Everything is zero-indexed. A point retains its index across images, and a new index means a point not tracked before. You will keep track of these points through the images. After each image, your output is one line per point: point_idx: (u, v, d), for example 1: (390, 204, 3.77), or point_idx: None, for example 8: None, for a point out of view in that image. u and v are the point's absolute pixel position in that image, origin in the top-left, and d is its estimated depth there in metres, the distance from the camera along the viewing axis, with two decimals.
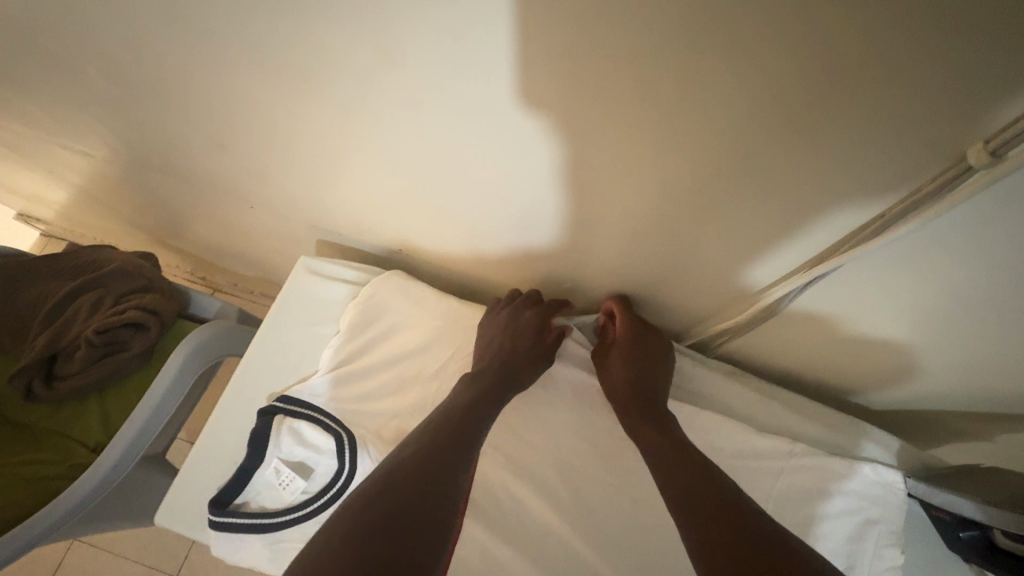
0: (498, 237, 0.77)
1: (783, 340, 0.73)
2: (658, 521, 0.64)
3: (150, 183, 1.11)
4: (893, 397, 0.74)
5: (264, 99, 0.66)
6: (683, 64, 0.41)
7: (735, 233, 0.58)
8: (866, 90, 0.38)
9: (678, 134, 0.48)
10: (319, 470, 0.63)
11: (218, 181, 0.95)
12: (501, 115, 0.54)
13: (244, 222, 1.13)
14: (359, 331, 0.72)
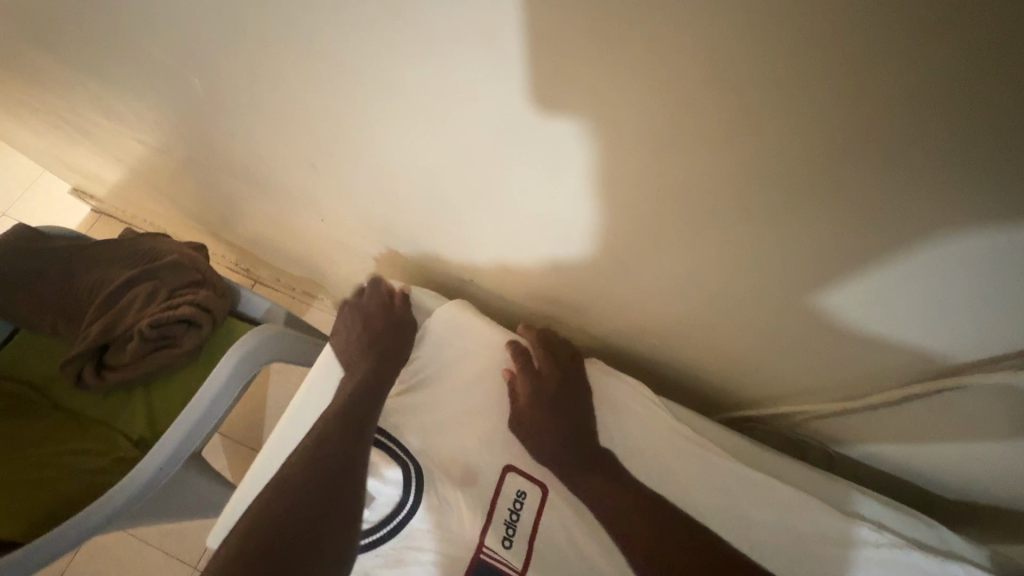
0: (576, 281, 0.73)
1: (873, 420, 0.68)
2: None
3: (211, 179, 1.11)
4: (942, 458, 0.67)
5: (355, 119, 0.64)
6: (854, 142, 0.37)
7: (857, 312, 0.54)
8: (986, 142, 0.33)
9: (801, 195, 0.44)
10: (381, 500, 0.61)
11: (284, 188, 0.94)
12: (617, 172, 0.51)
13: (299, 226, 1.12)
14: (429, 356, 0.69)
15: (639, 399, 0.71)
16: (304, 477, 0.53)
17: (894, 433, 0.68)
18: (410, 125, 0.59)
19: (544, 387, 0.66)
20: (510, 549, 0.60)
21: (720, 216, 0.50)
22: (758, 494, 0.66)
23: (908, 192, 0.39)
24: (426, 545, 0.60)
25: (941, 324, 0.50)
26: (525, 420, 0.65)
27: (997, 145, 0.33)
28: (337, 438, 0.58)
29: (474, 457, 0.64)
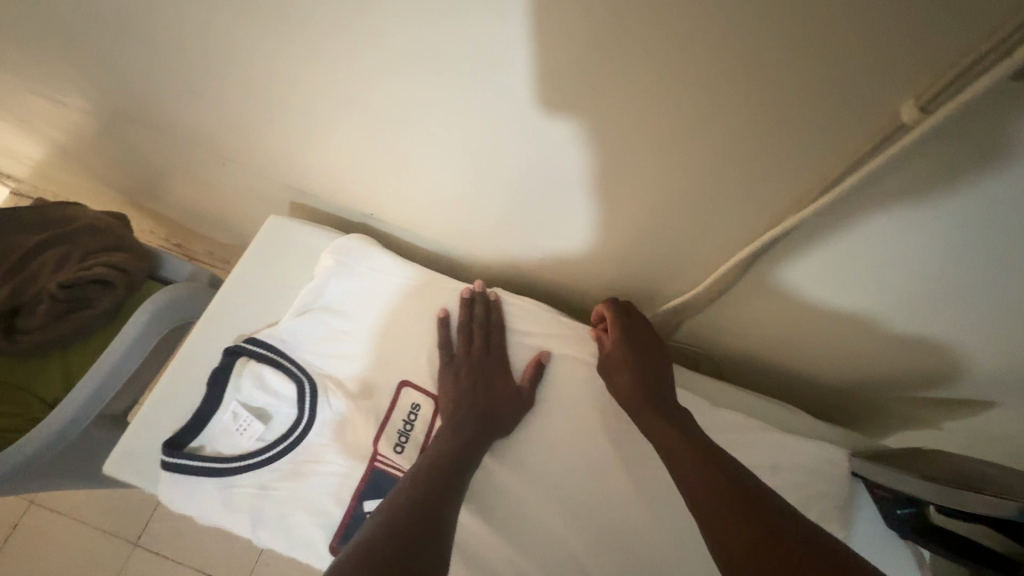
0: (472, 225, 0.74)
1: (745, 334, 0.72)
2: (613, 484, 0.65)
3: (114, 134, 1.06)
4: (812, 362, 0.72)
5: (226, 60, 0.63)
6: (673, 41, 0.37)
7: (710, 222, 0.54)
8: (774, 44, 0.35)
9: (637, 109, 0.44)
10: (278, 418, 0.63)
11: (182, 134, 0.91)
12: (473, 95, 0.50)
13: (210, 180, 1.09)
14: (332, 282, 0.70)
15: (536, 313, 0.71)
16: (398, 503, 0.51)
17: (797, 342, 0.69)
18: (278, 58, 0.58)
19: (487, 367, 0.66)
20: (402, 455, 0.63)
21: (575, 136, 0.50)
22: None
23: (729, 93, 0.39)
24: (324, 457, 0.62)
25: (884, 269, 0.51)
26: (612, 378, 0.64)
27: (789, 40, 0.34)
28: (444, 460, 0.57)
29: (373, 372, 0.67)
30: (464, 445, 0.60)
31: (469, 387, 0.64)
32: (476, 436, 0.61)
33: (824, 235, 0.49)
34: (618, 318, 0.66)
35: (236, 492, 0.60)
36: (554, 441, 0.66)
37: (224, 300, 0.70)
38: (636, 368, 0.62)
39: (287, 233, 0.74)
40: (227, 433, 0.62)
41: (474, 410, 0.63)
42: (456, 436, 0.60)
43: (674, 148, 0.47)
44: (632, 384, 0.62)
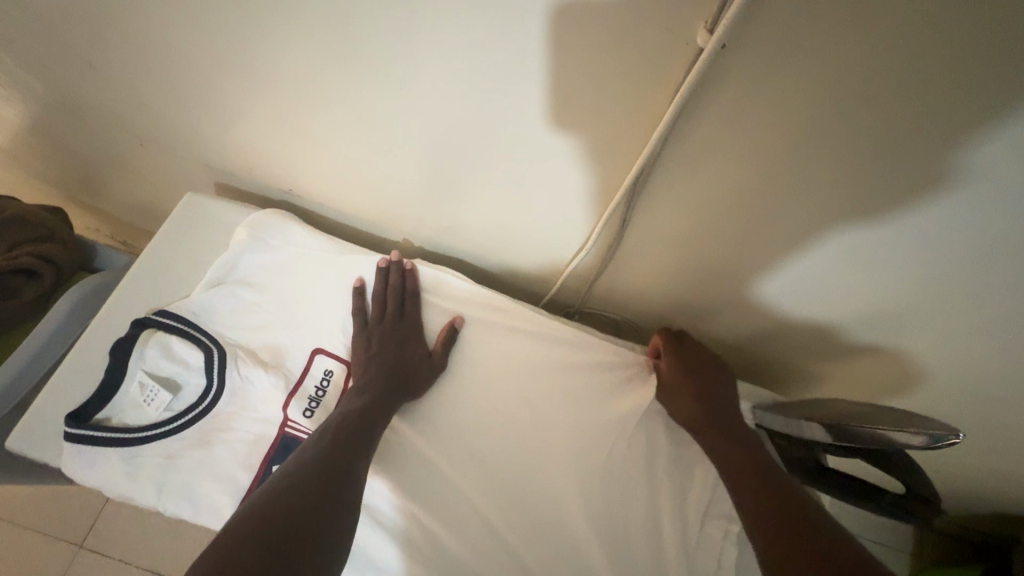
0: (381, 198, 0.75)
1: (653, 295, 0.75)
2: (522, 439, 0.67)
3: (30, 134, 1.04)
4: (718, 319, 0.75)
5: (115, 37, 0.64)
6: None
7: (590, 174, 0.57)
8: None
9: (490, 54, 0.47)
10: (187, 388, 0.63)
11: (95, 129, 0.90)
12: (347, 46, 0.52)
13: (133, 179, 1.07)
14: (245, 253, 0.70)
15: (450, 281, 0.73)
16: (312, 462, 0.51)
17: (702, 300, 0.72)
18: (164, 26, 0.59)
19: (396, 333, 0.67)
20: (310, 419, 0.63)
21: (447, 85, 0.52)
22: (555, 356, 0.70)
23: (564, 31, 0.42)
24: (231, 424, 0.62)
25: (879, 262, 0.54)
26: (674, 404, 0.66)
27: None
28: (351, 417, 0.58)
29: (284, 339, 0.68)
30: (375, 407, 0.60)
31: (385, 352, 0.65)
32: (383, 395, 0.62)
33: (691, 181, 0.53)
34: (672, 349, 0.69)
35: (141, 461, 0.60)
36: (464, 402, 0.68)
37: (135, 277, 0.70)
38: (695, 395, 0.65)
39: (200, 210, 0.74)
40: (134, 404, 0.62)
41: (382, 376, 0.63)
42: (365, 397, 0.61)
43: (538, 94, 0.49)
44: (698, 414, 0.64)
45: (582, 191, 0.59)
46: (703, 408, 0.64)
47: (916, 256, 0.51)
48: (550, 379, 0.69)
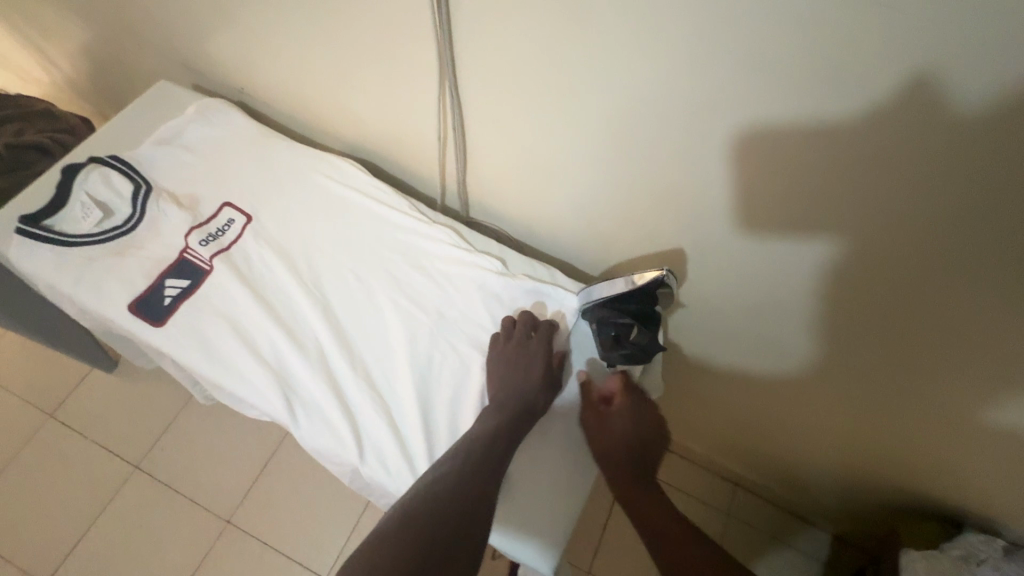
0: (309, 96, 0.90)
1: (522, 202, 0.86)
2: (369, 294, 0.78)
3: (76, 51, 1.29)
4: (573, 230, 0.85)
5: None
6: None
7: (432, 59, 0.70)
8: None
9: None
10: (117, 212, 0.78)
11: (112, 29, 1.11)
12: None
13: (143, 87, 1.28)
14: (190, 124, 0.87)
15: (348, 168, 0.86)
16: (454, 481, 0.58)
17: (556, 207, 0.82)
18: None
19: (536, 358, 0.70)
20: (206, 249, 0.77)
21: None
22: (421, 237, 0.82)
23: None
24: (143, 244, 0.77)
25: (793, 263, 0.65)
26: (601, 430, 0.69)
27: None
28: (483, 441, 0.63)
29: (200, 189, 0.83)
30: (510, 437, 0.65)
31: (509, 377, 0.69)
32: (513, 421, 0.66)
33: (500, 59, 0.65)
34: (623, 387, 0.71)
35: (68, 259, 0.75)
36: (332, 258, 0.80)
37: (101, 132, 0.86)
38: (622, 432, 0.68)
39: (168, 92, 0.92)
40: (73, 218, 0.78)
41: (515, 403, 0.67)
42: (499, 416, 0.66)
43: None
44: (624, 450, 0.67)
45: (433, 77, 0.73)
46: (625, 451, 0.67)
47: (665, 139, 0.61)
48: (411, 253, 0.81)
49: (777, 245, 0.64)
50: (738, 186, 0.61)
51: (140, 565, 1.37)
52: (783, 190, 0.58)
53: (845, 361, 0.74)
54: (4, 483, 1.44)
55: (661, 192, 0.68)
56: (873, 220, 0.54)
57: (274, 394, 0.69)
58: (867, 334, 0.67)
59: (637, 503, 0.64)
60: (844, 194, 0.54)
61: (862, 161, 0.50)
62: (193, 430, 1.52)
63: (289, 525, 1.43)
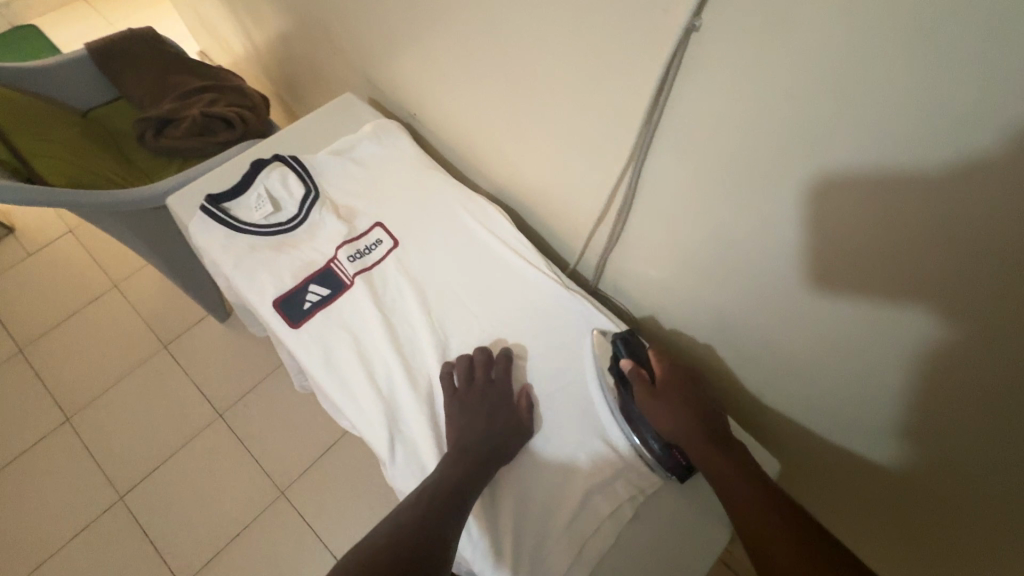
0: (476, 136, 0.94)
1: (661, 289, 0.83)
2: (488, 348, 0.77)
3: (276, 41, 1.43)
4: (712, 332, 0.80)
5: None
6: None
7: (615, 139, 0.70)
8: None
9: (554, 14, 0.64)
10: (284, 210, 0.85)
11: (314, 33, 1.22)
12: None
13: (321, 82, 1.39)
14: (363, 141, 0.92)
15: (494, 215, 0.87)
16: (411, 521, 0.56)
17: (697, 305, 0.78)
18: None
19: (489, 405, 0.70)
20: (351, 264, 0.81)
21: (529, 37, 0.70)
22: (548, 300, 0.81)
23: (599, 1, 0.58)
24: (299, 245, 0.83)
25: (818, 403, 0.73)
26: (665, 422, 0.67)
27: None
28: (446, 485, 0.61)
29: (359, 203, 0.87)
30: (462, 483, 0.62)
31: (469, 421, 0.69)
32: (471, 467, 0.64)
33: (693, 167, 0.62)
34: (662, 363, 0.71)
35: (235, 243, 0.82)
36: (461, 301, 0.81)
37: (289, 131, 0.93)
38: (689, 413, 0.66)
39: (351, 105, 0.99)
40: (247, 207, 0.85)
41: (478, 446, 0.66)
42: (457, 467, 0.64)
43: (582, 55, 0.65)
44: (692, 427, 0.65)
45: (610, 155, 0.72)
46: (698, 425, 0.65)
47: (859, 294, 0.56)
48: (534, 313, 0.80)
49: (892, 392, 0.62)
50: (866, 307, 0.56)
51: (200, 507, 1.47)
52: (882, 295, 0.54)
53: (939, 477, 0.66)
54: (114, 394, 1.62)
55: (835, 335, 0.63)
56: (961, 320, 0.50)
57: (380, 429, 0.70)
58: (977, 458, 0.59)
59: (716, 463, 0.63)
60: (931, 295, 0.50)
61: (956, 258, 0.46)
62: (275, 395, 1.62)
63: (335, 512, 1.47)
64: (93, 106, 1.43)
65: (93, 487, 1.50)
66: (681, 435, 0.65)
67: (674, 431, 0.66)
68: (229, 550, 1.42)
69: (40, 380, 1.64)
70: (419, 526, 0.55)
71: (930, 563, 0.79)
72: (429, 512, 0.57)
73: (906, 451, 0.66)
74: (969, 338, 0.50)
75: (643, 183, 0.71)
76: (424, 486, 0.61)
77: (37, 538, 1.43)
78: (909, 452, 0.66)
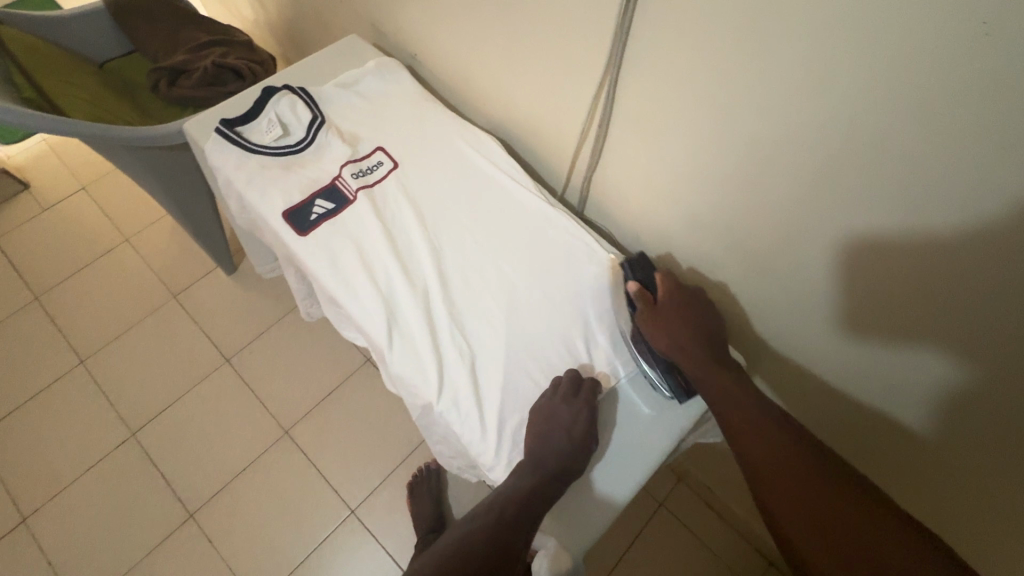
0: (472, 74, 1.01)
1: (641, 210, 0.89)
2: (479, 257, 0.85)
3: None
4: (687, 248, 0.87)
5: None
6: None
7: (597, 58, 0.77)
8: None
9: None
10: (293, 135, 0.92)
11: None
12: None
13: (326, 37, 1.45)
14: (367, 75, 0.99)
15: (488, 142, 0.94)
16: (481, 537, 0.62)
17: (673, 221, 0.85)
18: None
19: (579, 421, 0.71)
20: (354, 182, 0.88)
21: None
22: (538, 219, 0.88)
23: None
24: (307, 166, 0.90)
25: (833, 348, 0.76)
26: (660, 340, 0.74)
27: None
28: (515, 496, 0.65)
29: (362, 131, 0.94)
30: (530, 493, 0.66)
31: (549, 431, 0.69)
32: (543, 479, 0.67)
33: (667, 69, 0.69)
34: (666, 282, 0.78)
35: (247, 162, 0.89)
36: (456, 217, 0.88)
37: (298, 66, 1.00)
38: (683, 330, 0.74)
39: (355, 45, 1.05)
40: (258, 131, 0.92)
41: (551, 455, 0.68)
42: (525, 476, 0.67)
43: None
44: (688, 343, 0.73)
45: (593, 76, 0.79)
46: (694, 343, 0.73)
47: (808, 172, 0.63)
48: (525, 230, 0.87)
49: (909, 332, 0.65)
50: (887, 306, 0.65)
51: (208, 445, 1.55)
52: (906, 306, 0.63)
53: (952, 423, 0.67)
54: (126, 340, 1.69)
55: (793, 226, 0.70)
56: (978, 338, 0.58)
57: (380, 320, 0.77)
58: (984, 399, 0.61)
59: (716, 381, 0.69)
60: (956, 326, 0.60)
61: (983, 306, 0.56)
62: (279, 344, 1.70)
63: (337, 452, 1.55)
64: (109, 58, 1.50)
65: (107, 425, 1.57)
66: (676, 349, 0.73)
67: (668, 343, 0.73)
68: (236, 483, 1.50)
69: (56, 326, 1.71)
70: (514, 514, 0.64)
71: (927, 513, 0.80)
72: (496, 525, 0.63)
73: (924, 400, 0.68)
74: (991, 374, 0.59)
75: (622, 99, 0.78)
76: (495, 497, 0.66)
77: (53, 470, 1.51)
78: (928, 426, 0.70)
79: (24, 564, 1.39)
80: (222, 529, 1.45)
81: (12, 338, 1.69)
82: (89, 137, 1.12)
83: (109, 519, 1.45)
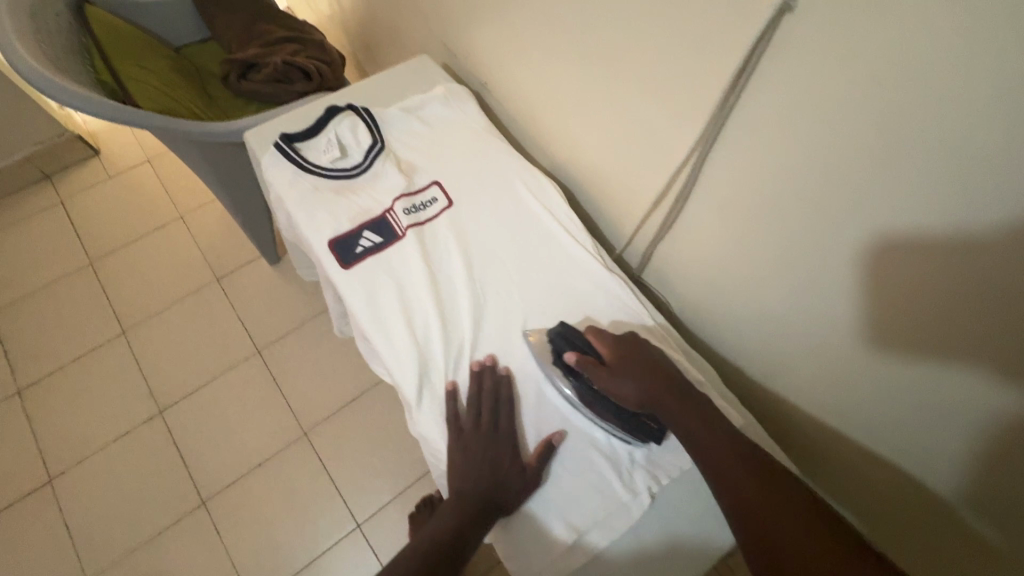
0: (541, 113, 0.95)
1: (706, 285, 0.82)
2: (524, 314, 0.79)
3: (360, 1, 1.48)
4: (751, 331, 0.80)
5: None
6: None
7: (682, 127, 0.70)
8: None
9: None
10: (350, 157, 0.89)
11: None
12: None
13: (397, 45, 1.43)
14: (433, 101, 0.95)
15: (549, 189, 0.89)
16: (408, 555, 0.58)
17: (741, 303, 0.78)
18: None
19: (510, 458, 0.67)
20: (406, 217, 0.84)
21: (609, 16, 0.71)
22: (591, 279, 0.82)
23: None
24: (360, 192, 0.86)
25: (869, 399, 0.68)
26: (627, 397, 0.66)
27: None
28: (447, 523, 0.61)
29: (420, 161, 0.90)
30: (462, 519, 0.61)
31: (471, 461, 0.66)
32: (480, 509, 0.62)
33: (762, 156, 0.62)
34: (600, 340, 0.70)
35: (301, 181, 0.86)
36: (505, 265, 0.83)
37: (365, 85, 0.97)
38: (641, 381, 0.66)
39: (424, 67, 1.01)
40: (316, 149, 0.89)
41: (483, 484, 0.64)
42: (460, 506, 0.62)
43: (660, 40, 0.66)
44: (652, 394, 0.65)
45: (674, 144, 0.72)
46: (661, 391, 0.65)
47: (913, 295, 0.56)
48: (575, 288, 0.81)
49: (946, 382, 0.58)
50: (916, 345, 0.59)
51: (229, 433, 1.56)
52: (952, 344, 0.55)
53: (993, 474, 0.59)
54: (167, 316, 1.73)
55: (885, 349, 0.62)
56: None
57: (412, 372, 0.73)
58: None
59: (671, 407, 0.64)
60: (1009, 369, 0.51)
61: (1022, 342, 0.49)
62: (310, 342, 1.70)
63: (352, 459, 1.53)
64: (187, 45, 1.52)
65: (138, 398, 1.61)
66: (646, 399, 0.65)
67: (639, 398, 0.65)
68: (250, 476, 1.51)
69: (104, 293, 1.76)
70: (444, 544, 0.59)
71: None
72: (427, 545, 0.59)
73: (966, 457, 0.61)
74: None
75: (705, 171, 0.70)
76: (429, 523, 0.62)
77: (83, 435, 1.55)
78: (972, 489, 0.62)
79: (45, 524, 1.44)
80: (230, 520, 1.45)
81: (64, 299, 1.75)
82: (154, 127, 1.12)
83: (126, 492, 1.48)
